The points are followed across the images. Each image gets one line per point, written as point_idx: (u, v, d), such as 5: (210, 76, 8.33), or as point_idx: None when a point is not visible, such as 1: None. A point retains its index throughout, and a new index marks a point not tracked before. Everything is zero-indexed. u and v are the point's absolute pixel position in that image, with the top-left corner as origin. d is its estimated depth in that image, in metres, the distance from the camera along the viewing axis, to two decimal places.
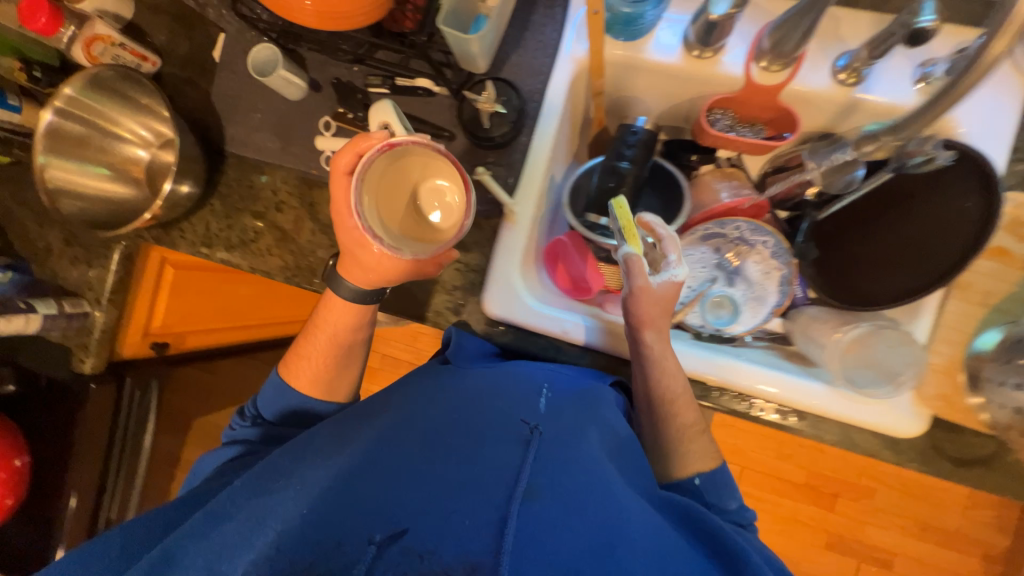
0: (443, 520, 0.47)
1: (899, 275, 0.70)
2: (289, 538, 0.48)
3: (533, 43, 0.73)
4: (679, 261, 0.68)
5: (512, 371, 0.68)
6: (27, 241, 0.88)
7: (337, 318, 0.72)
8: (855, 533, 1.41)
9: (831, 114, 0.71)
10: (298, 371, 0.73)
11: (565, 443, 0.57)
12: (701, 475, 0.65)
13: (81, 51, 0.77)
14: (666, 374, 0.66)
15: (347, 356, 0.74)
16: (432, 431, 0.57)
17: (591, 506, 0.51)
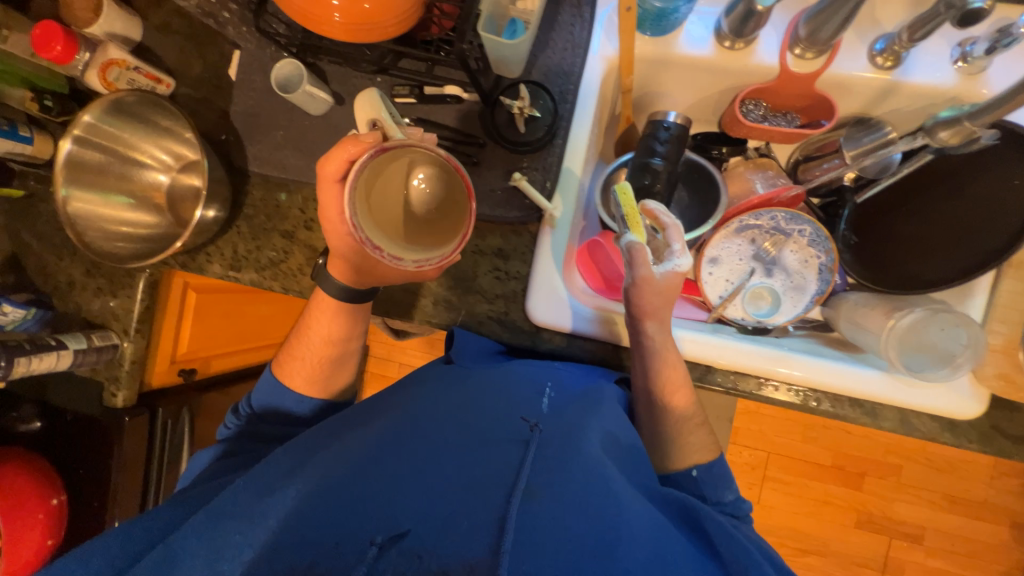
0: (443, 522, 0.46)
1: (946, 256, 0.71)
2: (289, 540, 0.47)
3: (561, 43, 0.72)
4: (683, 251, 0.64)
5: (516, 370, 0.66)
6: (48, 275, 0.86)
7: (330, 321, 0.73)
8: (884, 510, 1.40)
9: (867, 99, 0.71)
10: (294, 372, 0.74)
11: (564, 440, 0.55)
12: (698, 467, 0.65)
13: (97, 77, 0.75)
14: (666, 364, 0.66)
15: (342, 355, 0.76)
16: (433, 434, 0.56)
17: (591, 503, 0.49)
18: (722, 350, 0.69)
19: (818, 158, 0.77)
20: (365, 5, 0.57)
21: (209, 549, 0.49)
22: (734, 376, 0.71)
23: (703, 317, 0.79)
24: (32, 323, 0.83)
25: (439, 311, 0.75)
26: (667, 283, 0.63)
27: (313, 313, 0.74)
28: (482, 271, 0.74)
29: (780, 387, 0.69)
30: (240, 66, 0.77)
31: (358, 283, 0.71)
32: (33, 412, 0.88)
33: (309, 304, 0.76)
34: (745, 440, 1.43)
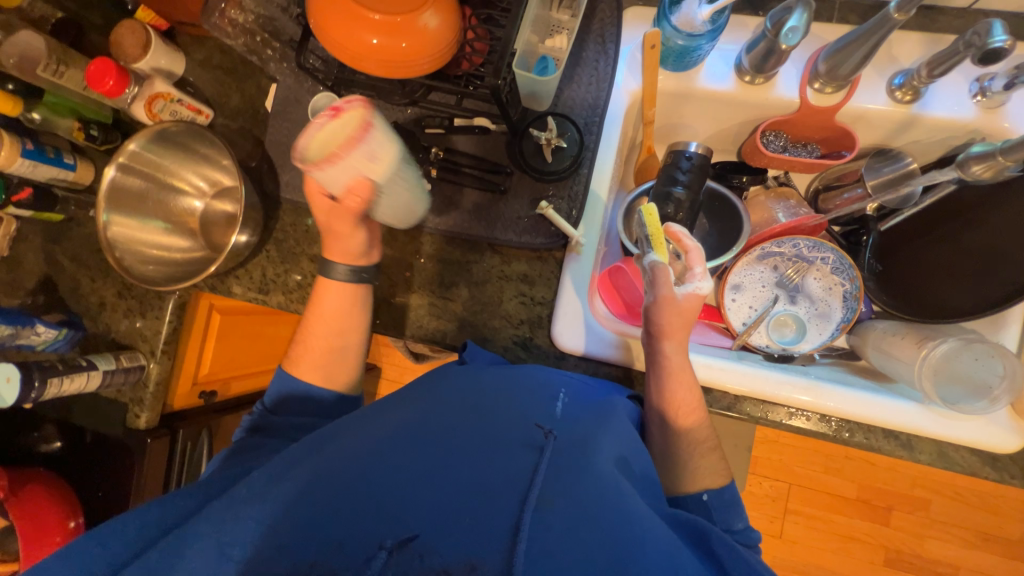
0: (456, 526, 0.42)
1: (975, 287, 0.70)
2: (286, 537, 0.43)
3: (586, 78, 0.74)
4: (705, 274, 0.61)
5: (529, 373, 0.62)
6: (79, 296, 0.87)
7: (334, 303, 0.71)
8: (914, 547, 1.34)
9: (888, 130, 0.72)
10: (299, 359, 0.71)
11: (579, 448, 0.51)
12: (709, 491, 0.59)
13: (142, 108, 0.79)
14: (681, 382, 0.61)
15: (346, 340, 0.71)
16: (440, 431, 0.52)
17: (608, 516, 0.44)
18: (750, 380, 0.68)
19: (839, 187, 0.78)
20: (402, 44, 0.59)
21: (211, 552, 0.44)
22: (765, 406, 0.69)
23: (727, 344, 0.78)
24: (62, 344, 0.85)
25: (464, 335, 0.75)
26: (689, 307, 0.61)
27: (315, 295, 0.72)
28: (507, 296, 0.75)
29: (813, 417, 0.68)
30: (277, 99, 0.81)
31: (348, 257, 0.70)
32: (54, 431, 0.89)
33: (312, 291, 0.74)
34: (766, 470, 1.38)
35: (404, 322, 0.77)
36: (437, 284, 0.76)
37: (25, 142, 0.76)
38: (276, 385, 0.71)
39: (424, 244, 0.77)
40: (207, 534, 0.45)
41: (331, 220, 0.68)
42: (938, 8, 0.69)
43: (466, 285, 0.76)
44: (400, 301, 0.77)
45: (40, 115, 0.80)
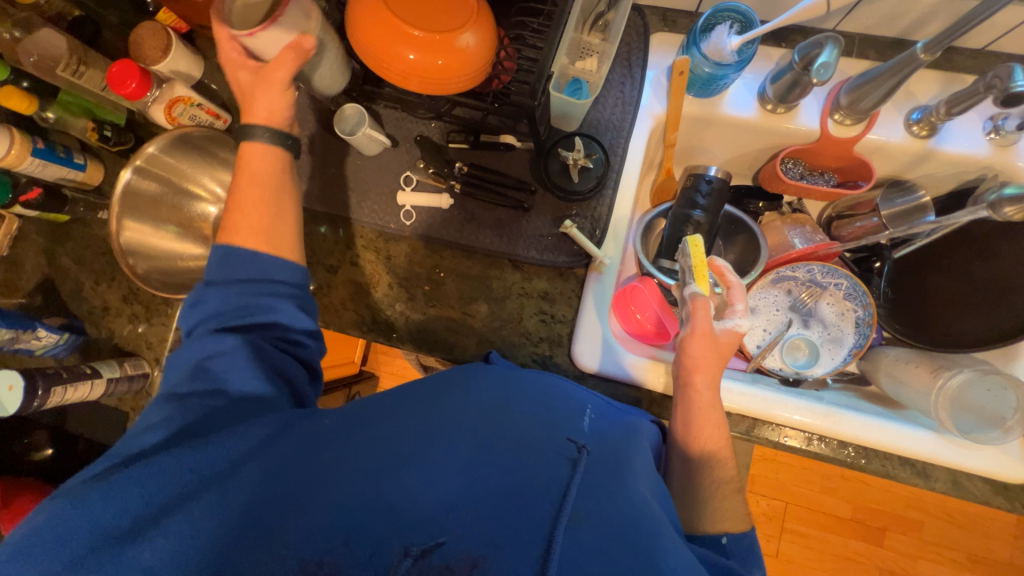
0: (480, 532, 0.40)
1: (981, 315, 0.73)
2: (305, 532, 0.41)
3: (613, 99, 0.76)
4: (746, 312, 0.64)
5: (556, 387, 0.62)
6: (81, 299, 0.85)
7: (263, 164, 0.65)
8: (906, 568, 1.35)
9: (903, 162, 0.74)
10: (237, 227, 0.62)
11: (611, 466, 0.50)
12: (728, 534, 0.57)
13: (162, 112, 0.76)
14: (709, 414, 0.61)
15: (283, 205, 0.65)
16: (473, 432, 0.50)
17: (640, 540, 0.42)
18: (766, 405, 0.69)
19: (851, 216, 0.80)
20: (439, 62, 0.59)
21: (231, 534, 0.43)
22: (780, 430, 0.70)
23: (741, 366, 0.78)
24: (61, 349, 0.82)
25: (482, 351, 0.75)
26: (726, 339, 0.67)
27: (238, 165, 0.65)
28: (527, 314, 0.75)
29: (829, 443, 0.69)
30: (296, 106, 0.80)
31: (262, 145, 0.65)
32: (46, 438, 0.85)
33: (234, 170, 0.67)
34: (763, 489, 1.39)
35: (424, 336, 0.76)
36: (458, 298, 0.76)
37: (36, 140, 0.74)
38: (215, 265, 0.60)
39: (444, 256, 0.77)
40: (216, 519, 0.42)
41: (258, 84, 0.63)
42: (951, 48, 0.72)
43: (486, 301, 0.75)
44: (420, 316, 0.76)
45: (54, 115, 0.78)
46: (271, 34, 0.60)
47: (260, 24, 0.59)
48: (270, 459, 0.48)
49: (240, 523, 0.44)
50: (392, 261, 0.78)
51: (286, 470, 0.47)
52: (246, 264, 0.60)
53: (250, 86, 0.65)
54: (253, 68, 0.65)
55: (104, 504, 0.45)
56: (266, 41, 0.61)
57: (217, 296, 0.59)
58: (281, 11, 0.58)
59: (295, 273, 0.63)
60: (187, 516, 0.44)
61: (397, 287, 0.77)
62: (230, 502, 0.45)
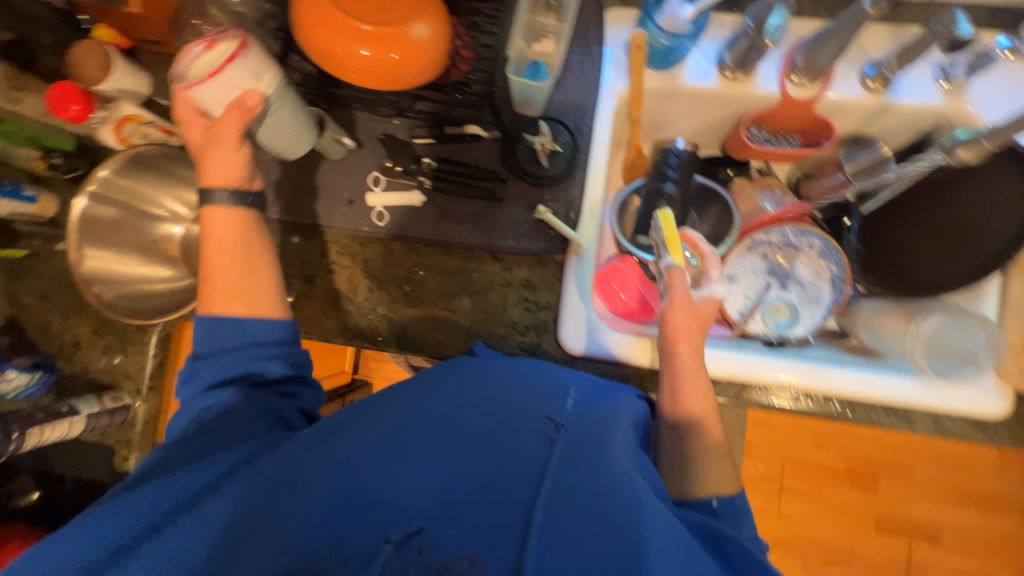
0: (460, 521, 0.43)
1: (947, 257, 0.75)
2: (291, 536, 0.42)
3: (575, 79, 0.76)
4: (720, 278, 0.66)
5: (539, 368, 0.63)
6: (49, 336, 0.82)
7: (224, 226, 0.64)
8: (901, 511, 1.40)
9: (862, 119, 0.76)
10: (212, 293, 0.62)
11: (592, 441, 0.51)
12: (718, 497, 0.60)
13: (110, 133, 0.74)
14: (695, 387, 0.62)
15: (253, 260, 0.65)
16: (453, 421, 0.51)
17: (618, 511, 0.43)
18: (751, 368, 0.70)
19: (818, 175, 0.81)
20: (392, 55, 0.58)
21: (211, 545, 0.43)
22: (768, 390, 0.71)
23: (726, 334, 0.80)
24: (35, 390, 0.79)
25: (469, 345, 0.75)
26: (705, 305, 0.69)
27: (202, 233, 0.65)
28: (511, 303, 0.75)
29: (816, 399, 0.71)
30: None
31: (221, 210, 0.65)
32: (31, 482, 0.82)
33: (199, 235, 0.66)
34: (759, 451, 1.43)
35: (409, 336, 0.75)
36: (440, 295, 0.75)
37: None
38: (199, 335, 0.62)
39: (422, 255, 0.76)
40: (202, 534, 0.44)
41: (212, 144, 0.62)
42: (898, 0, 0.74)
43: (469, 295, 0.75)
44: (403, 317, 0.75)
45: None
46: (211, 87, 0.57)
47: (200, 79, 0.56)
48: (249, 472, 0.48)
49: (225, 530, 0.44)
50: (369, 265, 0.77)
51: (266, 476, 0.47)
52: (227, 329, 0.61)
53: (202, 145, 0.64)
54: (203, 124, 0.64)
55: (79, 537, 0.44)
56: (206, 94, 0.58)
57: (208, 361, 0.60)
58: (223, 68, 0.55)
59: (274, 329, 0.63)
60: (167, 536, 0.44)
61: (378, 290, 0.76)
62: (208, 514, 0.45)
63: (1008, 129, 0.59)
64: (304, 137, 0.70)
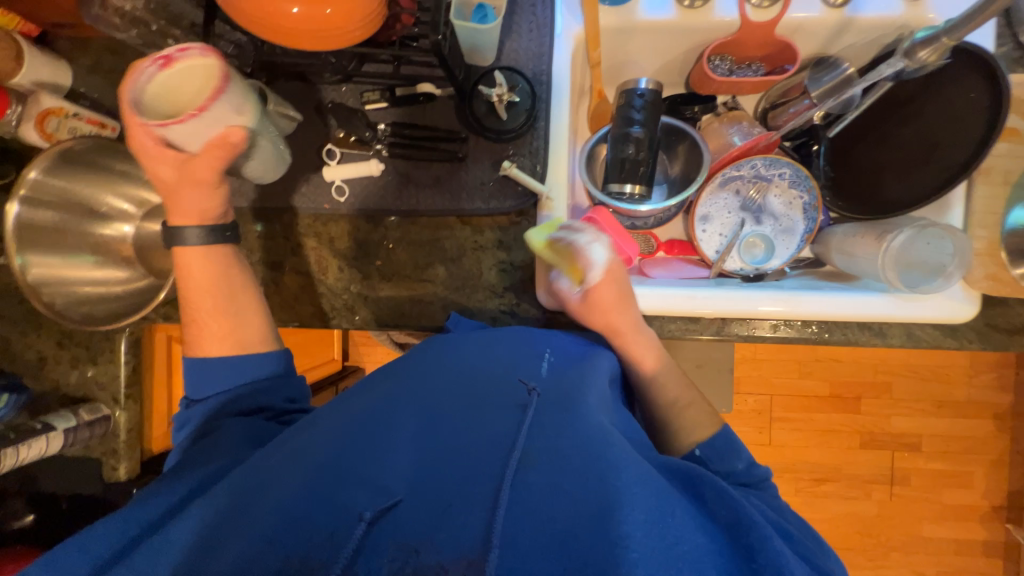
0: (437, 492, 0.44)
1: (918, 174, 0.75)
2: (263, 530, 0.42)
3: (527, 26, 0.73)
4: (601, 255, 0.65)
5: (511, 335, 0.63)
6: (11, 355, 0.78)
7: (201, 265, 0.63)
8: (883, 426, 1.47)
9: (824, 38, 0.74)
10: (201, 336, 0.62)
11: (564, 402, 0.52)
12: (700, 446, 0.59)
13: (32, 131, 0.68)
14: (646, 350, 0.67)
15: (235, 293, 0.63)
16: (427, 405, 0.53)
17: (590, 467, 0.45)
18: (733, 303, 0.70)
19: (784, 103, 0.80)
20: (326, 11, 0.53)
21: (188, 551, 0.43)
22: (749, 323, 0.73)
23: (705, 275, 0.82)
24: (6, 411, 0.74)
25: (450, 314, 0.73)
26: (610, 278, 0.65)
27: (178, 276, 0.63)
28: (486, 267, 0.73)
29: (795, 325, 0.72)
30: None
31: (197, 250, 0.62)
32: (23, 505, 0.81)
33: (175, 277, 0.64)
34: (748, 387, 1.48)
35: (387, 312, 0.74)
36: (413, 268, 0.73)
37: None
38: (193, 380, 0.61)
39: (389, 227, 0.74)
40: (180, 543, 0.44)
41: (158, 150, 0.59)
42: None
43: (442, 264, 0.73)
44: (378, 293, 0.74)
45: None
46: (189, 125, 0.54)
47: (175, 118, 0.52)
48: (224, 483, 0.48)
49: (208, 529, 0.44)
50: (335, 243, 0.74)
51: (242, 483, 0.47)
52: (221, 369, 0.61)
53: (176, 181, 0.61)
54: (172, 161, 0.60)
55: (59, 563, 0.45)
56: (183, 131, 0.54)
57: (201, 390, 0.61)
58: (206, 105, 0.52)
59: (270, 362, 0.63)
60: (142, 553, 0.44)
61: (349, 269, 0.74)
62: (184, 525, 0.45)
63: (964, 28, 0.55)
64: (279, 165, 0.69)
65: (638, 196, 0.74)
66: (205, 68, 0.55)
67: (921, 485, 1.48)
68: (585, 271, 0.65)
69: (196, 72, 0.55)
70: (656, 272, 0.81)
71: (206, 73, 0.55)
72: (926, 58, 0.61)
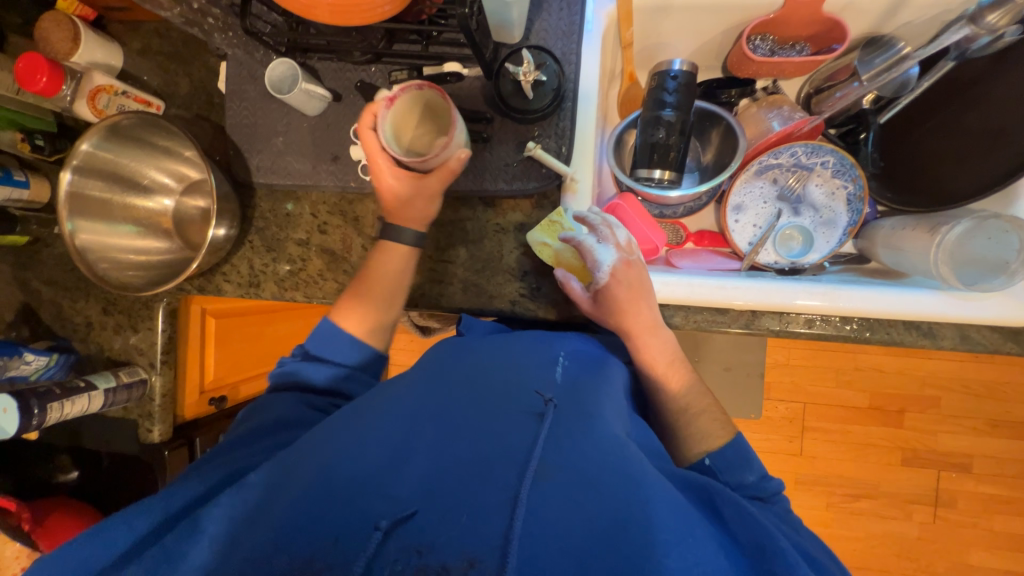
0: (452, 502, 0.42)
1: (981, 161, 0.68)
2: (281, 533, 0.42)
3: (556, 4, 0.71)
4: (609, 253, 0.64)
5: (527, 341, 0.62)
6: (63, 320, 0.84)
7: (391, 264, 0.68)
8: (929, 443, 1.37)
9: (879, 15, 0.69)
10: (356, 315, 0.68)
11: (580, 412, 0.50)
12: (711, 455, 0.58)
13: (85, 108, 0.74)
14: (662, 351, 0.65)
15: (394, 308, 0.69)
16: (440, 409, 0.51)
17: (609, 482, 0.43)
18: (765, 295, 0.67)
19: (830, 87, 0.76)
20: None
21: (211, 547, 0.45)
22: (783, 317, 0.68)
23: (736, 267, 0.78)
24: (56, 369, 0.81)
25: (470, 296, 0.73)
26: (620, 277, 0.64)
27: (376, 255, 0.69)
28: (507, 249, 0.72)
29: (832, 322, 0.68)
30: (228, 78, 0.75)
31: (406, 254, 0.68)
32: (70, 461, 0.87)
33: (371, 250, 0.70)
34: (779, 394, 1.41)
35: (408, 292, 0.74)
36: (434, 249, 0.74)
37: None
38: None
39: None
40: (205, 533, 0.46)
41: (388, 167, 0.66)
42: None
43: (464, 245, 0.73)
44: None
45: None
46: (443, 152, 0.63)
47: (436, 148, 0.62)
48: (247, 480, 0.49)
49: (231, 525, 0.46)
50: (360, 222, 0.75)
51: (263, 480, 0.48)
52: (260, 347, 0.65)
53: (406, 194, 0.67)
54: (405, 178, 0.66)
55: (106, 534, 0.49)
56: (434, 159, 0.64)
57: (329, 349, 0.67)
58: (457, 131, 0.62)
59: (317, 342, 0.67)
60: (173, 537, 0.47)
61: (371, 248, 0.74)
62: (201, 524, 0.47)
63: None
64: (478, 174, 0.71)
65: (668, 182, 0.70)
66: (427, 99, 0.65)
67: (968, 508, 1.37)
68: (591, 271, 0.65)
69: (417, 104, 0.66)
70: (683, 262, 0.77)
71: (428, 106, 0.66)
72: (996, 21, 0.57)
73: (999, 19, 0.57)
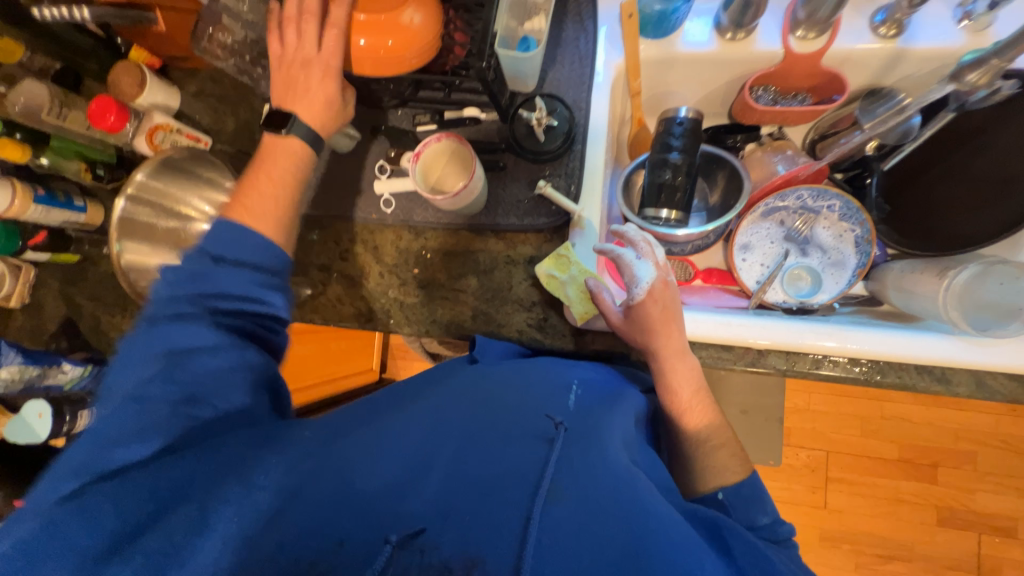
0: (461, 518, 0.43)
1: (982, 212, 0.71)
2: (295, 538, 0.44)
3: (568, 57, 0.77)
4: (648, 271, 0.65)
5: (542, 366, 0.63)
6: (98, 333, 0.89)
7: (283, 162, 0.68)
8: (966, 502, 1.28)
9: (876, 70, 0.73)
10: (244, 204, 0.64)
11: (591, 438, 0.51)
12: (724, 489, 0.58)
13: (143, 143, 0.82)
14: (687, 379, 0.63)
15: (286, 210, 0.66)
16: (453, 429, 0.53)
17: (620, 510, 0.43)
18: (772, 333, 0.67)
19: (834, 134, 0.79)
20: (388, 41, 0.61)
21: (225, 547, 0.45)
22: (791, 358, 0.68)
23: (743, 305, 0.78)
24: (88, 381, 0.86)
25: (479, 325, 0.76)
26: (657, 297, 0.63)
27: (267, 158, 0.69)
28: (517, 280, 0.75)
29: (840, 364, 0.67)
30: None
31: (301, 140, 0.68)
32: None
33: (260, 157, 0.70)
34: (800, 441, 1.35)
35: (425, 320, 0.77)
36: (447, 278, 0.77)
37: (36, 189, 0.79)
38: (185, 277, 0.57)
39: (430, 239, 0.78)
40: (215, 534, 0.46)
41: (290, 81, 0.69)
42: None
43: (475, 275, 0.76)
44: (414, 302, 0.78)
45: (48, 160, 0.82)
46: (469, 189, 0.68)
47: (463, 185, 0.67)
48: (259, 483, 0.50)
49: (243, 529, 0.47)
50: (379, 251, 0.79)
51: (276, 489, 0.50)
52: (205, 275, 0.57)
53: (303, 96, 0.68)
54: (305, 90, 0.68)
55: (89, 515, 0.46)
56: (463, 196, 0.68)
57: (224, 279, 0.57)
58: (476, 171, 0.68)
59: None
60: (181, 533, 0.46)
61: (388, 275, 0.79)
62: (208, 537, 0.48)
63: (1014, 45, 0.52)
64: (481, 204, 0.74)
65: (674, 221, 0.73)
66: (445, 153, 0.73)
67: None
68: (628, 287, 0.65)
69: (440, 158, 0.73)
70: (690, 299, 0.79)
71: (455, 153, 0.73)
72: (975, 80, 0.57)
73: (979, 77, 0.56)
